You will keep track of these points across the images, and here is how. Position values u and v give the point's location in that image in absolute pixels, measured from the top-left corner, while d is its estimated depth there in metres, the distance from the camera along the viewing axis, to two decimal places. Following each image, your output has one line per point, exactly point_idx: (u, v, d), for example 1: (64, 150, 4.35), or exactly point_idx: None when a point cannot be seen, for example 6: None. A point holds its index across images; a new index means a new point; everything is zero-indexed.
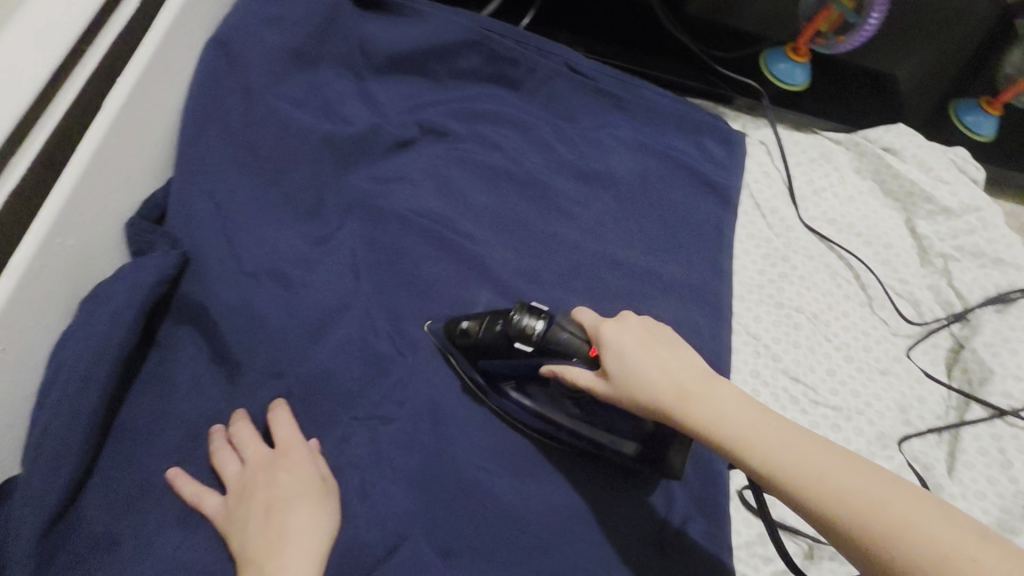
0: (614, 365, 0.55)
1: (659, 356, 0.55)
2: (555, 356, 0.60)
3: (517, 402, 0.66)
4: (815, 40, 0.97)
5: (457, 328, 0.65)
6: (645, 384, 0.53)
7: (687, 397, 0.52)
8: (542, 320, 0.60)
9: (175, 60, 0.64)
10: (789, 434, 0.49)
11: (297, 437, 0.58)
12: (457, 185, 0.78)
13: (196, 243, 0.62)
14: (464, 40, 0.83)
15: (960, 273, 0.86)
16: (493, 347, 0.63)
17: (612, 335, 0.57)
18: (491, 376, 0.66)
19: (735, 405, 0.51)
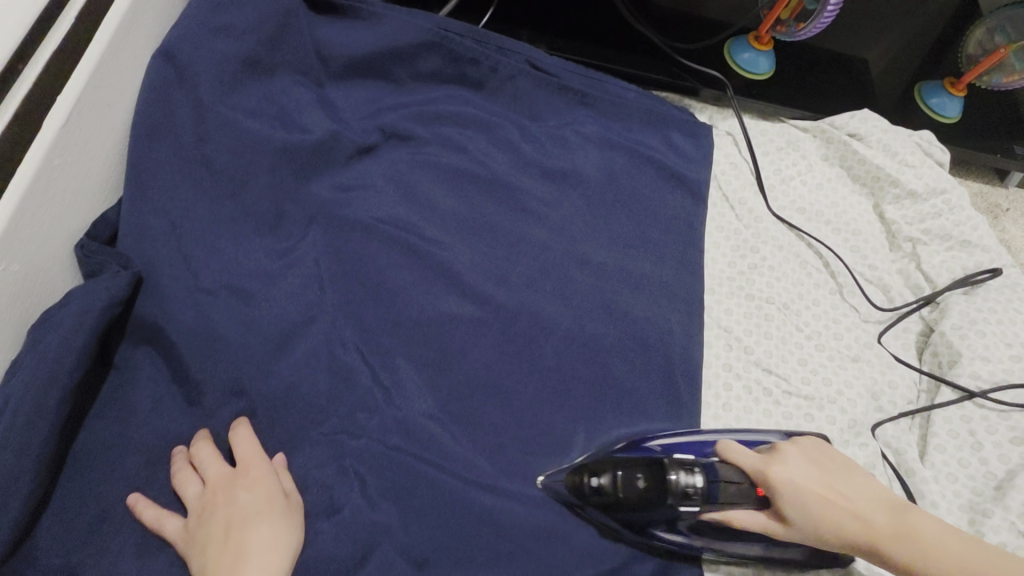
0: (795, 511, 0.58)
1: (841, 489, 0.59)
2: (720, 505, 0.60)
3: (669, 539, 0.64)
4: (777, 27, 0.96)
5: (587, 486, 0.61)
6: (833, 524, 0.57)
7: (878, 533, 0.57)
8: (700, 474, 0.59)
9: (119, 74, 0.63)
10: (970, 549, 0.55)
11: (259, 454, 0.57)
12: (421, 189, 0.77)
13: (151, 262, 0.61)
14: (423, 42, 0.81)
15: (928, 256, 0.86)
16: (638, 503, 0.60)
17: (787, 478, 0.59)
18: (635, 525, 0.63)
19: (932, 534, 0.56)
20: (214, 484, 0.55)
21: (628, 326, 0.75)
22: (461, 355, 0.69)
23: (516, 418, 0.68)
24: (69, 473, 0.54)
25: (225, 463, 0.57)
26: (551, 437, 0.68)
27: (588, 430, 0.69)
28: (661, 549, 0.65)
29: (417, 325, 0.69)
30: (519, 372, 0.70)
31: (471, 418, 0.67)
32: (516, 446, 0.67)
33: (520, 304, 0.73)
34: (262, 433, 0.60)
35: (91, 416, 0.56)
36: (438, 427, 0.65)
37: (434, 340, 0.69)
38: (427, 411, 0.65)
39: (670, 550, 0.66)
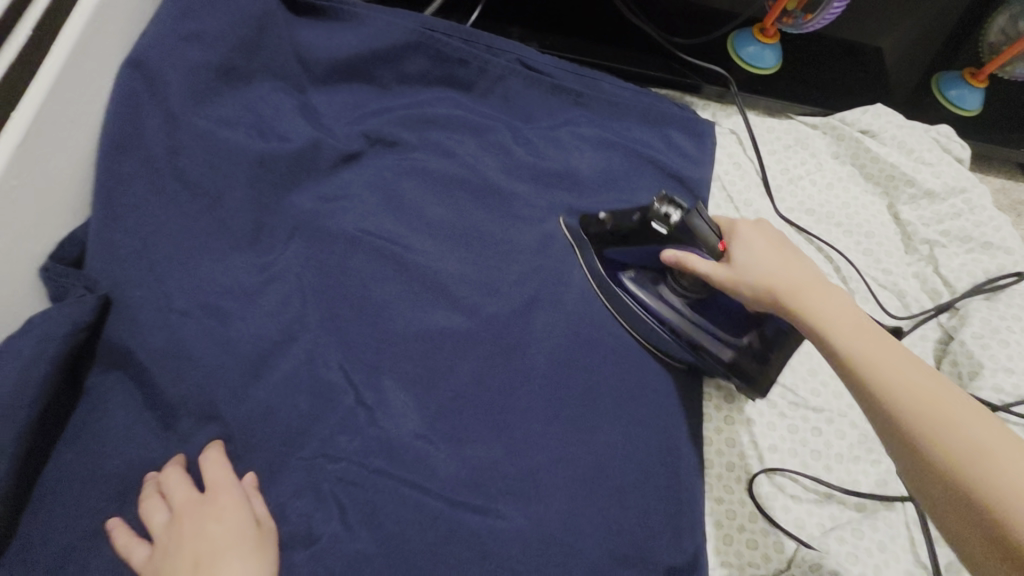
0: (738, 250, 0.62)
1: (791, 262, 0.60)
2: (682, 243, 0.65)
3: (632, 291, 0.73)
4: (783, 19, 0.91)
5: (594, 218, 0.74)
6: (761, 274, 0.60)
7: (798, 289, 0.57)
8: (679, 210, 0.64)
9: (84, 86, 0.60)
10: (881, 343, 0.52)
11: (230, 480, 0.55)
12: (407, 197, 0.74)
13: (119, 283, 0.59)
14: (408, 44, 0.78)
15: (947, 259, 0.82)
16: (625, 233, 0.71)
17: (745, 231, 0.63)
18: (612, 264, 0.74)
19: (840, 311, 0.55)
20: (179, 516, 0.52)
21: (624, 337, 0.72)
22: (449, 371, 0.66)
23: (506, 437, 0.64)
24: (37, 504, 0.53)
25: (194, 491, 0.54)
26: (542, 453, 0.64)
27: (580, 441, 0.65)
28: (619, 302, 0.73)
29: (403, 341, 0.66)
30: (510, 388, 0.67)
31: (460, 438, 0.63)
32: (506, 466, 0.63)
33: (512, 315, 0.70)
34: (239, 458, 0.58)
35: (59, 445, 0.55)
36: (424, 449, 0.62)
37: (420, 357, 0.66)
38: (412, 432, 0.62)
39: (624, 310, 0.73)
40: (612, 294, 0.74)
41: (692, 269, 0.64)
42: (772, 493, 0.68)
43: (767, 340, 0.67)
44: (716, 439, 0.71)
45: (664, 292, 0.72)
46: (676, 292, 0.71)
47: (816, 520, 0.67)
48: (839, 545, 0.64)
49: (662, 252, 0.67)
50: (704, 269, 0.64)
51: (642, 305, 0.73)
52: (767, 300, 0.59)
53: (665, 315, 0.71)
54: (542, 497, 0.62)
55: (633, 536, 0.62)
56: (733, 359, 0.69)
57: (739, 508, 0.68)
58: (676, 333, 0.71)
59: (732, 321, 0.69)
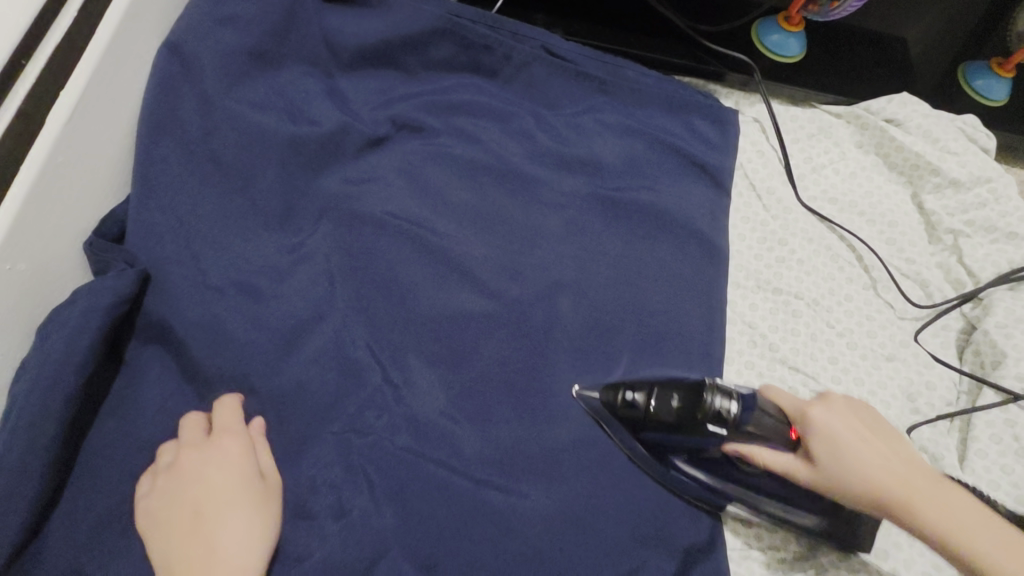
0: (821, 447, 0.58)
1: (877, 444, 0.57)
2: (748, 438, 0.59)
3: (687, 473, 0.65)
4: (809, 7, 0.90)
5: (622, 399, 0.64)
6: (858, 473, 0.56)
7: (911, 493, 0.54)
8: (736, 402, 0.59)
9: (124, 65, 0.62)
10: (1015, 547, 0.51)
11: (236, 430, 0.57)
12: (433, 181, 0.75)
13: (158, 260, 0.61)
14: (435, 29, 0.79)
15: (971, 249, 0.81)
16: (670, 424, 0.62)
17: (822, 419, 0.58)
18: (657, 446, 0.64)
19: (955, 506, 0.53)
20: (183, 464, 0.54)
21: (646, 323, 0.72)
22: (474, 353, 0.67)
23: (530, 418, 0.65)
24: (82, 471, 0.55)
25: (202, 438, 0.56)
26: (566, 435, 0.65)
27: (602, 424, 0.66)
28: (681, 488, 0.65)
29: (429, 322, 0.67)
30: (534, 371, 0.68)
31: (485, 418, 0.65)
32: (530, 446, 0.64)
33: (537, 299, 0.71)
34: (272, 432, 0.60)
35: (102, 414, 0.57)
36: (450, 427, 0.63)
37: (446, 338, 0.67)
38: (438, 410, 0.63)
39: (690, 493, 0.65)
40: (672, 481, 0.65)
41: (767, 464, 0.60)
42: None
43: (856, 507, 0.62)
44: None
45: (727, 473, 0.64)
46: (742, 478, 0.63)
47: None
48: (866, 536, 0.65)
49: (724, 446, 0.60)
50: (782, 469, 0.60)
51: (703, 486, 0.64)
52: (876, 507, 0.55)
53: (732, 491, 0.64)
54: (566, 477, 0.63)
55: (654, 517, 0.63)
56: (827, 527, 0.63)
57: None
58: (757, 511, 0.64)
59: (809, 495, 0.62)
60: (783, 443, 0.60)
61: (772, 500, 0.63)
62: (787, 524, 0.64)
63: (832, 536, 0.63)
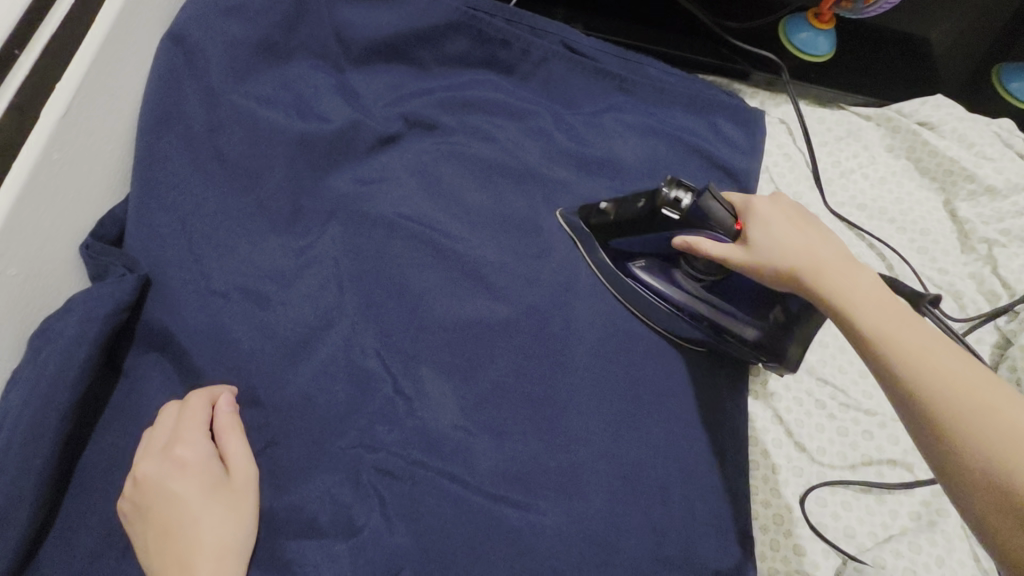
0: (757, 230, 0.57)
1: (811, 234, 0.56)
2: (694, 226, 0.60)
3: (642, 281, 0.69)
4: (841, 4, 0.85)
5: (595, 208, 0.69)
6: (779, 249, 0.55)
7: (822, 270, 0.53)
8: (690, 193, 0.59)
9: (124, 58, 0.59)
10: (916, 331, 0.48)
11: (198, 425, 0.53)
12: (447, 182, 0.71)
13: (159, 264, 0.58)
14: (449, 23, 0.75)
15: (1007, 259, 0.78)
16: (632, 221, 0.66)
17: (764, 208, 0.58)
18: (620, 256, 0.69)
19: (870, 292, 0.51)
20: (144, 470, 0.50)
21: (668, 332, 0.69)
22: (489, 362, 0.64)
23: (547, 431, 0.62)
24: (80, 486, 0.52)
25: (163, 437, 0.52)
26: (585, 449, 0.62)
27: (623, 438, 0.63)
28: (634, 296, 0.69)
29: (442, 329, 0.64)
30: (552, 382, 0.64)
31: (500, 430, 0.61)
32: (548, 461, 0.61)
33: (554, 305, 0.68)
34: (278, 447, 0.57)
35: (100, 427, 0.54)
36: (464, 441, 0.60)
37: (460, 346, 0.64)
38: (452, 423, 0.60)
39: (641, 299, 0.69)
40: (629, 290, 0.69)
41: (707, 255, 0.59)
42: (825, 498, 0.66)
43: (791, 317, 0.63)
44: (762, 464, 0.68)
45: (677, 279, 0.68)
46: (689, 282, 0.67)
47: (868, 527, 0.65)
48: (895, 560, 0.62)
49: (673, 239, 0.62)
50: (717, 255, 0.58)
51: (654, 292, 0.69)
52: (788, 282, 0.55)
53: (678, 300, 0.68)
54: (585, 494, 0.60)
55: (677, 538, 0.60)
56: (762, 342, 0.65)
57: (786, 512, 0.66)
58: (698, 323, 0.67)
59: (750, 303, 0.65)
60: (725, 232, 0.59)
61: (713, 309, 0.67)
62: (726, 337, 0.66)
63: (767, 348, 0.65)
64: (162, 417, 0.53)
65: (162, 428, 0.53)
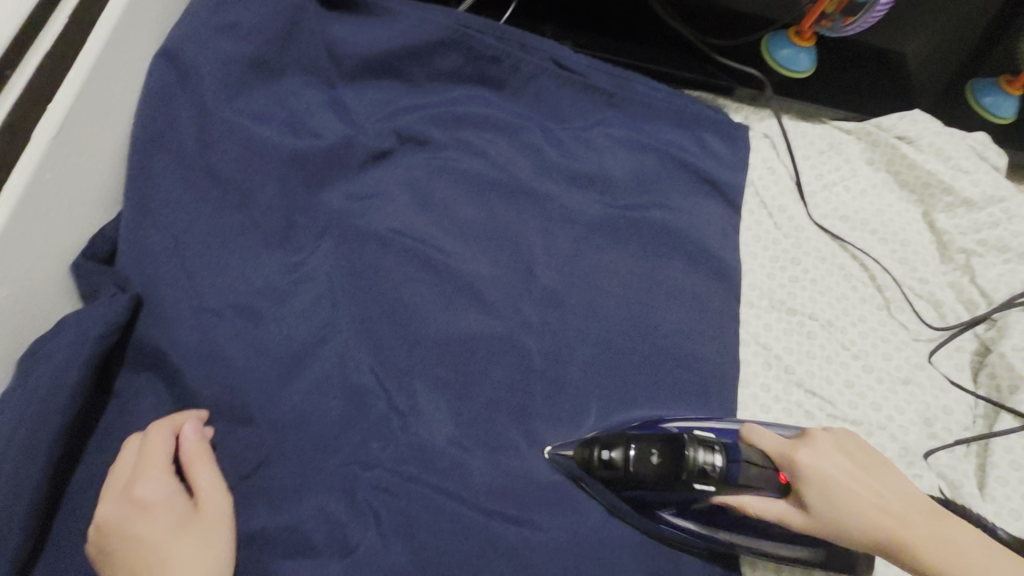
0: (813, 498, 0.55)
1: (866, 482, 0.55)
2: (735, 488, 0.56)
3: (677, 526, 0.60)
4: (821, 22, 0.90)
5: (597, 459, 0.59)
6: (855, 517, 0.54)
7: (904, 530, 0.53)
8: (719, 454, 0.55)
9: (117, 76, 0.59)
10: (992, 559, 0.53)
11: (160, 463, 0.51)
12: (440, 197, 0.72)
13: (151, 282, 0.57)
14: (441, 40, 0.76)
15: (983, 269, 0.80)
16: (651, 482, 0.56)
17: (811, 466, 0.55)
18: (642, 504, 0.60)
19: (950, 532, 0.54)
20: (105, 514, 0.49)
21: (659, 343, 0.70)
22: (483, 377, 0.64)
23: (542, 446, 0.63)
24: (70, 509, 0.51)
25: (125, 479, 0.51)
26: None
27: None
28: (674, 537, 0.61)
29: (437, 345, 0.64)
30: (545, 395, 0.65)
31: (495, 445, 0.62)
32: (543, 475, 0.61)
33: (547, 320, 0.69)
34: (271, 466, 0.56)
35: (92, 447, 0.54)
36: (459, 456, 0.60)
37: (454, 362, 0.64)
38: (447, 438, 0.61)
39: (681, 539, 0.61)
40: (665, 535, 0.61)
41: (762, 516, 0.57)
42: None
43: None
44: None
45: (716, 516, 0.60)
46: (731, 519, 0.60)
47: None
48: (886, 569, 0.62)
49: (711, 498, 0.57)
50: (776, 517, 0.57)
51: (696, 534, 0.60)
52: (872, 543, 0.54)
53: (724, 536, 0.60)
54: (580, 506, 0.61)
55: (671, 551, 0.61)
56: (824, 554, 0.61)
57: None
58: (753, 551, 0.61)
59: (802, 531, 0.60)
60: (773, 491, 0.57)
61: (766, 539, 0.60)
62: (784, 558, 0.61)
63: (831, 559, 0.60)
64: (123, 456, 0.52)
65: (122, 469, 0.51)
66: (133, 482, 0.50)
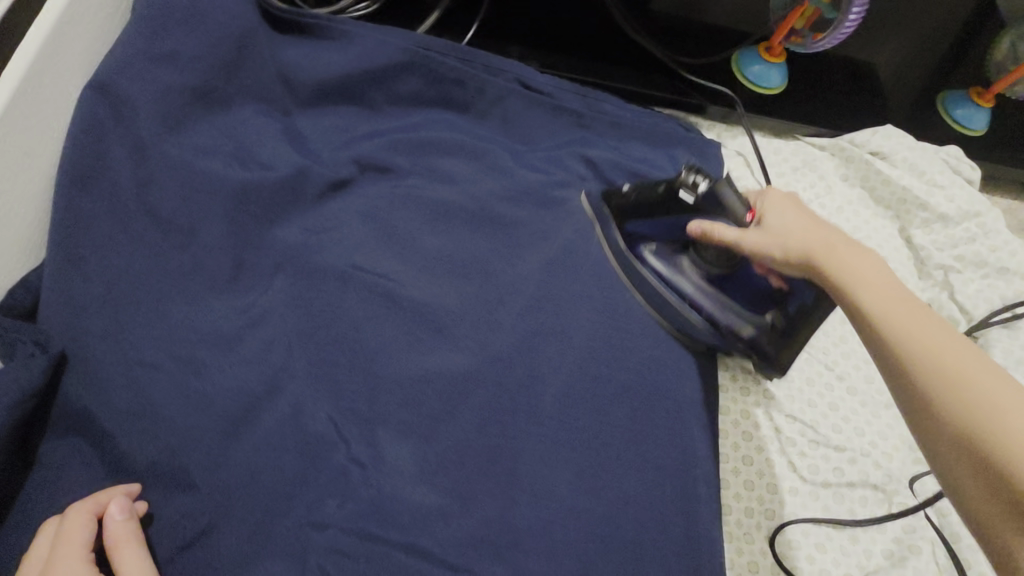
0: (772, 216, 0.59)
1: (820, 223, 0.57)
2: (711, 211, 0.64)
3: (648, 265, 0.73)
4: (790, 38, 0.88)
5: (617, 191, 0.73)
6: (793, 233, 0.56)
7: (829, 250, 0.54)
8: (708, 180, 0.64)
9: (36, 116, 0.54)
10: (926, 317, 0.46)
11: (79, 546, 0.46)
12: (401, 228, 0.68)
13: (79, 336, 0.53)
14: (400, 63, 0.73)
15: (962, 285, 0.79)
16: (648, 205, 0.70)
17: (777, 200, 0.60)
18: (631, 239, 0.73)
19: (873, 271, 0.51)
20: None
21: (636, 374, 0.66)
22: (449, 420, 0.60)
23: (513, 490, 0.59)
24: None
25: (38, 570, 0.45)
26: (554, 508, 0.59)
27: (593, 493, 0.60)
28: (638, 276, 0.72)
29: (401, 386, 0.60)
30: (515, 436, 0.61)
31: (464, 493, 0.58)
32: (516, 520, 0.58)
33: (519, 352, 0.65)
34: (215, 533, 0.51)
35: (15, 522, 0.49)
36: (424, 509, 0.56)
37: (419, 404, 0.60)
38: (411, 489, 0.57)
39: (642, 279, 0.72)
40: (634, 269, 0.73)
41: (719, 239, 0.61)
42: (799, 540, 0.64)
43: (789, 317, 0.65)
44: (736, 507, 0.66)
45: (685, 268, 0.71)
46: (696, 271, 0.71)
47: (844, 570, 0.63)
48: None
49: (687, 223, 0.66)
50: (727, 235, 0.60)
51: (663, 278, 0.72)
52: (797, 263, 0.56)
53: (685, 289, 0.71)
54: (554, 554, 0.57)
55: None
56: (755, 337, 0.69)
57: (760, 560, 0.63)
58: (697, 311, 0.71)
59: (752, 304, 0.69)
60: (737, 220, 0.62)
61: (717, 303, 0.70)
62: (722, 328, 0.70)
63: (760, 340, 0.69)
64: (37, 545, 0.46)
65: (38, 557, 0.46)
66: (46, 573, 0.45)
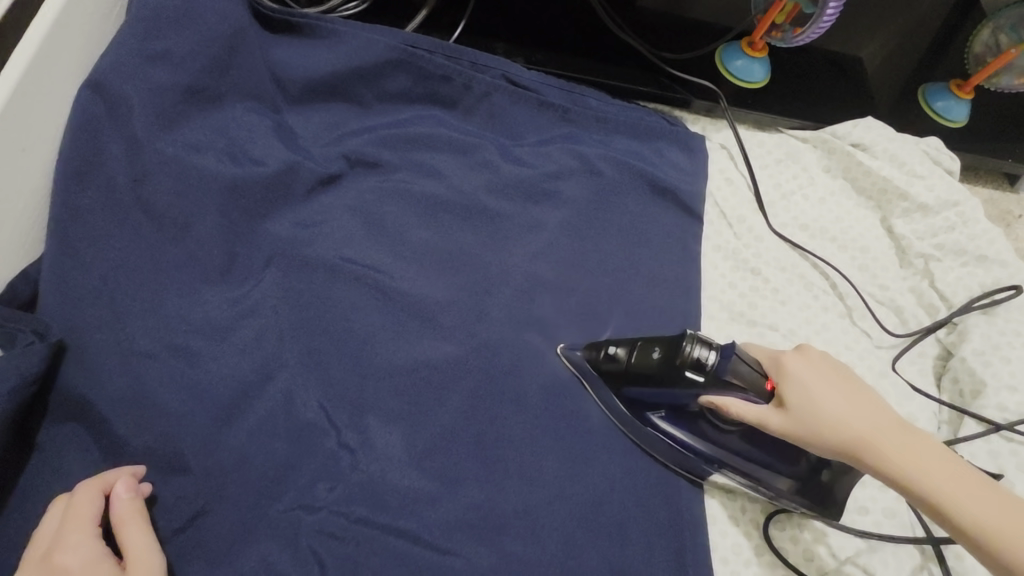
0: (800, 398, 0.55)
1: (847, 394, 0.55)
2: (727, 386, 0.56)
3: (664, 433, 0.64)
4: (771, 33, 0.90)
5: (603, 354, 0.64)
6: (834, 419, 0.53)
7: (877, 437, 0.52)
8: (715, 351, 0.56)
9: (34, 113, 0.56)
10: (997, 505, 0.49)
11: (87, 521, 0.48)
12: (390, 222, 0.70)
13: (76, 326, 0.54)
14: (388, 60, 0.74)
15: (942, 273, 0.80)
16: (648, 375, 0.60)
17: (797, 370, 0.56)
18: (635, 405, 0.64)
19: (922, 449, 0.52)
20: None
21: None
22: (437, 407, 0.62)
23: (499, 476, 0.61)
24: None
25: (47, 543, 0.47)
26: (539, 491, 0.61)
27: (577, 477, 0.62)
28: (655, 443, 0.64)
29: (389, 376, 0.62)
30: (501, 423, 0.63)
31: (451, 477, 0.60)
32: (502, 503, 0.59)
33: (505, 342, 0.66)
34: (210, 515, 0.53)
35: (15, 505, 0.51)
36: (412, 492, 0.58)
37: (407, 393, 0.62)
38: (399, 473, 0.58)
39: (663, 446, 0.64)
40: (650, 437, 0.64)
41: (744, 420, 0.56)
42: (782, 521, 0.65)
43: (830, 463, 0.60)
44: (719, 493, 0.66)
45: (704, 434, 0.62)
46: (717, 435, 0.62)
47: (826, 550, 0.64)
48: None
49: (704, 398, 0.57)
50: (756, 420, 0.56)
51: (682, 446, 0.63)
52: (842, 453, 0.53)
53: (708, 453, 0.62)
54: (539, 536, 0.59)
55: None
56: (798, 489, 0.62)
57: (743, 542, 0.64)
58: (730, 474, 0.63)
59: (784, 454, 0.61)
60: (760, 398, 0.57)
61: (749, 465, 0.62)
62: (762, 487, 0.62)
63: (803, 491, 0.61)
64: (46, 522, 0.48)
65: (48, 529, 0.48)
66: (54, 547, 0.46)
